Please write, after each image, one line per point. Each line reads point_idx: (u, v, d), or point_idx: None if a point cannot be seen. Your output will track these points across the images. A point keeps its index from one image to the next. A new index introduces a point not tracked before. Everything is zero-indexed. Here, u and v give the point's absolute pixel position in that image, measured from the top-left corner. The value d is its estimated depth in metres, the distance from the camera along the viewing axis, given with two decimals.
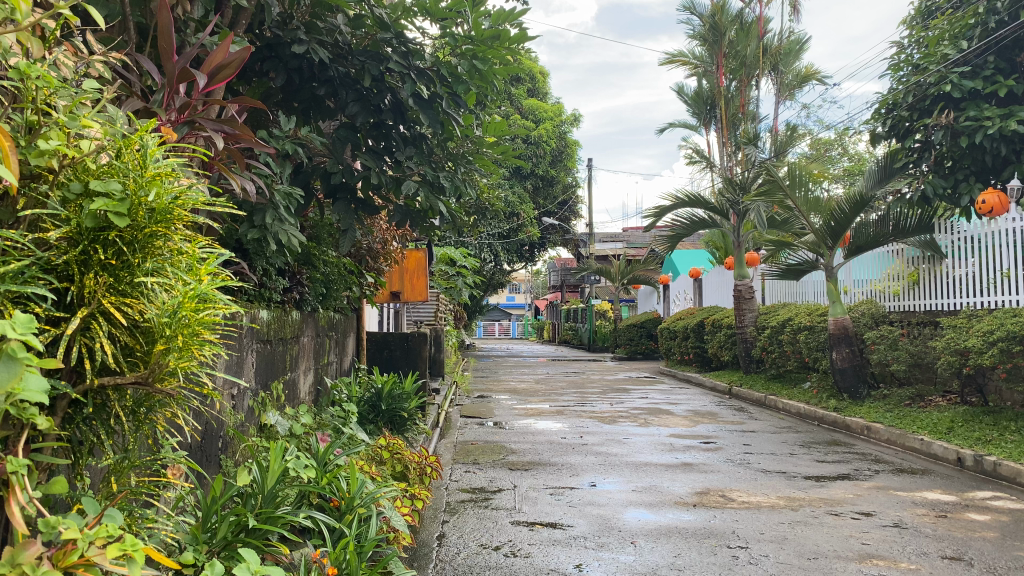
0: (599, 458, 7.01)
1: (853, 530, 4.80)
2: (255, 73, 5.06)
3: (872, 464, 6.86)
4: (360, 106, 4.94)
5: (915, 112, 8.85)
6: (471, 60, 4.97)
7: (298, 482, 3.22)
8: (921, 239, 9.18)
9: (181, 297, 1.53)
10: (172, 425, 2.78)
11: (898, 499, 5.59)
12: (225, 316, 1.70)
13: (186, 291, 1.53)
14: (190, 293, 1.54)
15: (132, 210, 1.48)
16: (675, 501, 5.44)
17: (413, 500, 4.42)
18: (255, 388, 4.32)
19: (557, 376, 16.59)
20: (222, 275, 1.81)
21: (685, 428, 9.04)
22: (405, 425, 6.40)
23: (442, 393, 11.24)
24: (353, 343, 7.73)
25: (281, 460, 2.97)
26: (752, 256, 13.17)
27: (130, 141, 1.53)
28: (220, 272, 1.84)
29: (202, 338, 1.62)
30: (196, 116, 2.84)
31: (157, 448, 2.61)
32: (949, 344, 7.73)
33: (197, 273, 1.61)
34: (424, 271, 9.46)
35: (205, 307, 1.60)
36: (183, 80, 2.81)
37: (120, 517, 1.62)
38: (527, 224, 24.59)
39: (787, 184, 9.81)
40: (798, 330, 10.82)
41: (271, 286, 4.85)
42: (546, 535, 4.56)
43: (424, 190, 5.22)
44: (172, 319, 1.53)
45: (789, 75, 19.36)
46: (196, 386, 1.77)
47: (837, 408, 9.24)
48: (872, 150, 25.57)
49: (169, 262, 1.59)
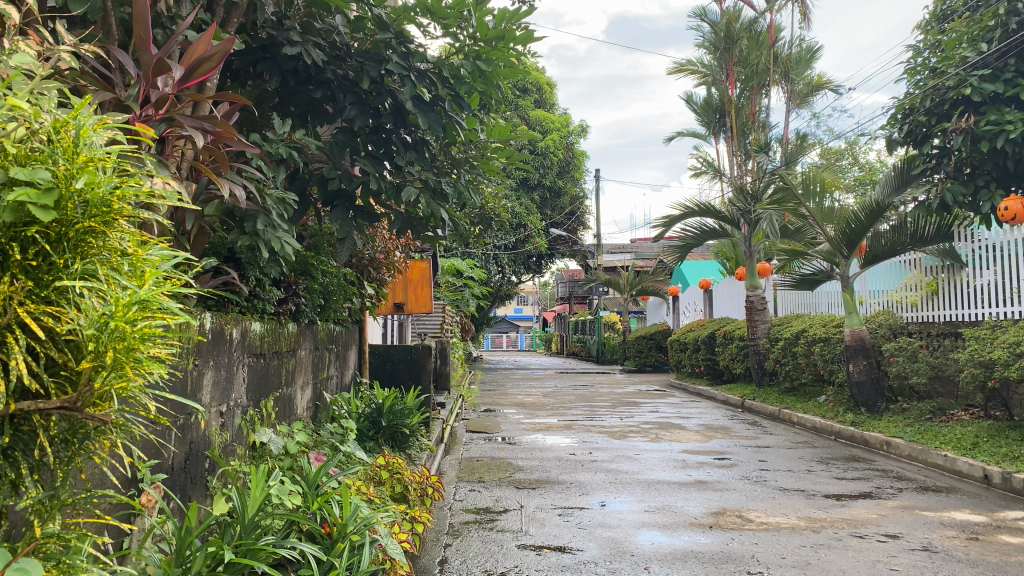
0: (609, 476, 6.75)
1: (879, 554, 4.52)
2: (249, 75, 4.86)
3: (894, 481, 6.58)
4: (359, 109, 4.70)
5: (933, 117, 8.47)
6: (474, 61, 4.76)
7: (283, 510, 2.97)
8: (940, 248, 8.95)
9: (115, 306, 1.35)
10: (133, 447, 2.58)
11: (925, 520, 5.30)
12: (171, 329, 1.51)
13: (121, 299, 1.35)
14: (125, 301, 1.35)
15: (60, 203, 1.32)
16: (690, 522, 5.18)
17: (413, 524, 4.19)
18: (245, 406, 4.11)
19: (565, 389, 16.34)
20: (172, 285, 1.63)
21: (698, 443, 8.76)
22: (407, 442, 6.17)
23: (447, 407, 11.00)
24: (356, 357, 7.51)
25: (265, 486, 2.74)
26: (764, 267, 12.90)
27: (61, 123, 1.37)
28: (171, 283, 1.67)
29: (143, 356, 1.43)
30: (173, 113, 2.63)
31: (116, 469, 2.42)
32: (973, 356, 7.46)
33: (140, 278, 1.43)
34: (428, 282, 9.23)
35: (148, 318, 1.41)
36: (159, 73, 2.60)
37: (35, 569, 1.37)
38: (534, 236, 24.38)
39: (800, 193, 9.66)
40: (813, 342, 10.53)
41: (264, 297, 4.61)
42: (554, 560, 4.31)
43: (425, 197, 4.98)
44: (104, 333, 1.35)
45: (801, 84, 18.96)
46: (138, 413, 1.57)
47: (855, 422, 8.95)
48: (884, 159, 25.25)
49: (108, 263, 1.42)
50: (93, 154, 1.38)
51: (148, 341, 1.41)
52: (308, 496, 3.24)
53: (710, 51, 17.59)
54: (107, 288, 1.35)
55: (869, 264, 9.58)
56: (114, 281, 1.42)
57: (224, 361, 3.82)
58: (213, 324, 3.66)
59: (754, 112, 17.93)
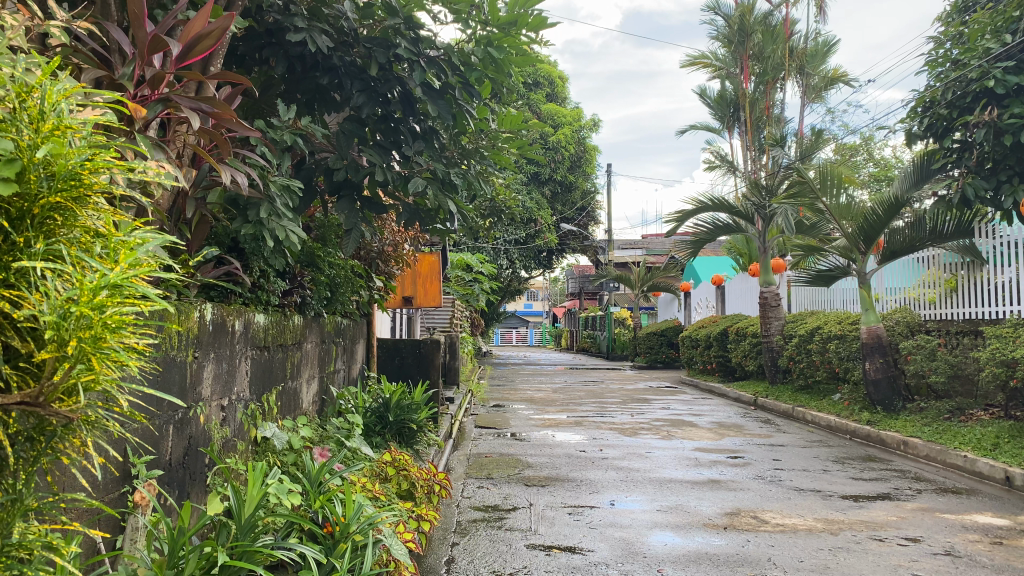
0: (620, 474, 6.61)
1: (901, 558, 4.37)
2: (255, 61, 4.74)
3: (912, 482, 6.42)
4: (366, 96, 4.62)
5: (954, 110, 8.28)
6: (486, 48, 4.62)
7: (281, 510, 2.85)
8: (960, 243, 8.69)
9: (78, 289, 1.29)
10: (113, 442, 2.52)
11: (946, 523, 5.15)
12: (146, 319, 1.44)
13: (84, 281, 1.29)
14: (91, 285, 1.30)
15: (22, 175, 1.29)
16: (704, 523, 5.04)
17: (419, 522, 4.07)
18: (247, 400, 4.01)
19: (575, 385, 16.19)
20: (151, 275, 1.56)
21: (711, 441, 8.62)
22: (414, 437, 6.07)
23: (456, 402, 10.89)
24: (364, 350, 7.40)
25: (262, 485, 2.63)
26: (778, 262, 12.72)
27: (26, 93, 1.34)
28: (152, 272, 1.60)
29: (113, 346, 1.36)
30: (170, 93, 2.52)
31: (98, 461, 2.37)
32: (995, 355, 7.30)
33: (111, 259, 1.38)
34: (437, 276, 9.13)
35: (118, 303, 1.35)
36: (154, 50, 2.48)
37: None
38: (545, 230, 24.20)
39: (818, 187, 9.50)
40: (828, 339, 10.36)
41: (268, 288, 4.48)
42: (564, 560, 4.18)
43: (433, 187, 4.78)
44: (68, 323, 1.29)
45: (816, 77, 18.68)
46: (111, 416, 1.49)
47: (871, 421, 8.79)
48: (899, 155, 24.94)
49: (77, 243, 1.38)
50: (60, 123, 1.34)
51: (119, 330, 1.36)
52: (308, 495, 3.12)
53: (723, 44, 17.42)
54: (72, 272, 1.30)
55: (886, 260, 9.40)
56: (82, 262, 1.37)
57: (226, 353, 3.73)
58: (213, 315, 3.56)
59: (768, 106, 17.73)
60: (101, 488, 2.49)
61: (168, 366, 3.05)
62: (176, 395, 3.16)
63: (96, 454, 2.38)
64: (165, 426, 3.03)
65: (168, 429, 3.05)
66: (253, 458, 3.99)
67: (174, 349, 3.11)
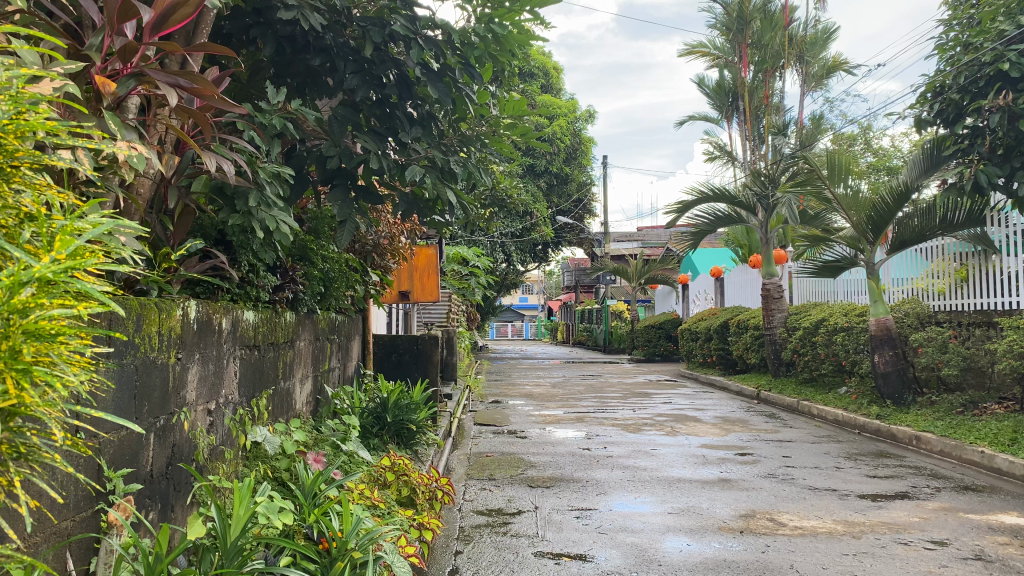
0: (628, 474, 6.37)
1: (930, 564, 4.13)
2: (241, 42, 4.45)
3: (930, 480, 6.21)
4: (360, 78, 4.31)
5: (966, 96, 8.01)
6: (488, 24, 4.36)
7: (270, 532, 2.59)
8: (972, 233, 8.52)
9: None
10: (69, 462, 2.29)
11: (973, 524, 4.92)
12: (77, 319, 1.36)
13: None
14: (12, 283, 1.22)
15: None
16: (720, 526, 4.80)
17: (421, 531, 3.83)
18: (236, 403, 3.76)
19: (573, 380, 15.96)
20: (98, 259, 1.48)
21: (717, 437, 8.38)
22: (413, 438, 5.83)
23: (454, 398, 10.64)
24: (360, 347, 7.11)
25: (250, 503, 2.38)
26: (780, 253, 12.48)
27: None
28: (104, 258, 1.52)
29: (40, 352, 1.29)
30: (144, 67, 2.24)
31: (52, 475, 2.19)
32: (1011, 347, 7.07)
33: (42, 247, 1.32)
34: (435, 269, 8.87)
35: (46, 303, 1.29)
36: (126, 18, 2.19)
37: None
38: (540, 223, 23.90)
39: (826, 174, 9.32)
40: (834, 331, 10.14)
41: (258, 283, 4.18)
42: (574, 570, 3.94)
43: (432, 176, 4.47)
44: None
45: (816, 66, 18.36)
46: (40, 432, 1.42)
47: (880, 416, 8.58)
48: (897, 145, 24.72)
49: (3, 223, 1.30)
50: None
51: (44, 340, 1.29)
52: (299, 515, 2.88)
53: (722, 32, 17.18)
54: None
55: (895, 251, 9.18)
56: (7, 249, 1.31)
57: (213, 353, 3.48)
58: (199, 313, 3.31)
59: (767, 95, 17.52)
60: (71, 504, 2.30)
61: (147, 370, 2.83)
62: (158, 402, 2.93)
63: (47, 478, 2.15)
64: (145, 434, 2.82)
65: (148, 437, 2.84)
66: (244, 466, 3.77)
67: (153, 351, 2.88)
